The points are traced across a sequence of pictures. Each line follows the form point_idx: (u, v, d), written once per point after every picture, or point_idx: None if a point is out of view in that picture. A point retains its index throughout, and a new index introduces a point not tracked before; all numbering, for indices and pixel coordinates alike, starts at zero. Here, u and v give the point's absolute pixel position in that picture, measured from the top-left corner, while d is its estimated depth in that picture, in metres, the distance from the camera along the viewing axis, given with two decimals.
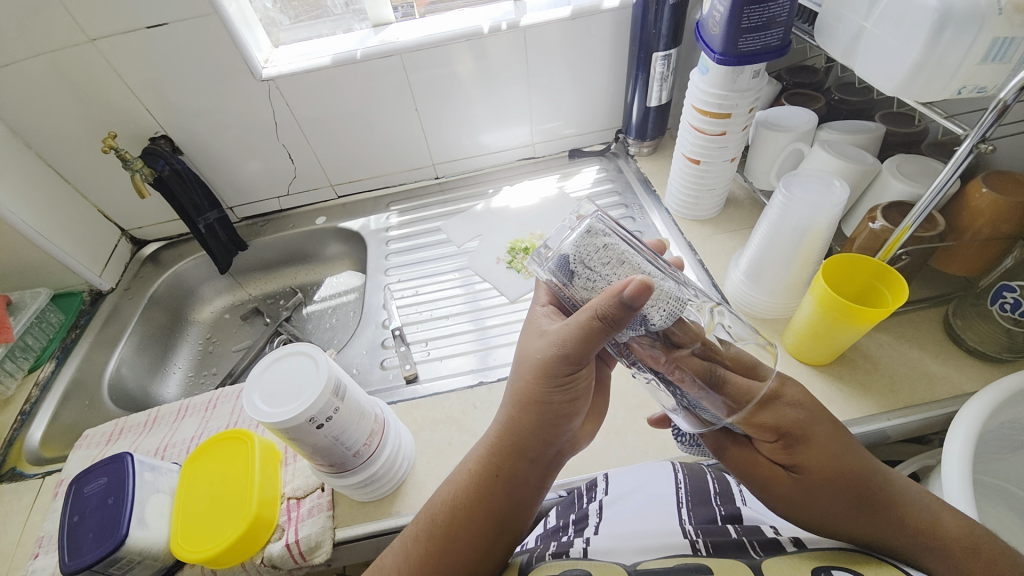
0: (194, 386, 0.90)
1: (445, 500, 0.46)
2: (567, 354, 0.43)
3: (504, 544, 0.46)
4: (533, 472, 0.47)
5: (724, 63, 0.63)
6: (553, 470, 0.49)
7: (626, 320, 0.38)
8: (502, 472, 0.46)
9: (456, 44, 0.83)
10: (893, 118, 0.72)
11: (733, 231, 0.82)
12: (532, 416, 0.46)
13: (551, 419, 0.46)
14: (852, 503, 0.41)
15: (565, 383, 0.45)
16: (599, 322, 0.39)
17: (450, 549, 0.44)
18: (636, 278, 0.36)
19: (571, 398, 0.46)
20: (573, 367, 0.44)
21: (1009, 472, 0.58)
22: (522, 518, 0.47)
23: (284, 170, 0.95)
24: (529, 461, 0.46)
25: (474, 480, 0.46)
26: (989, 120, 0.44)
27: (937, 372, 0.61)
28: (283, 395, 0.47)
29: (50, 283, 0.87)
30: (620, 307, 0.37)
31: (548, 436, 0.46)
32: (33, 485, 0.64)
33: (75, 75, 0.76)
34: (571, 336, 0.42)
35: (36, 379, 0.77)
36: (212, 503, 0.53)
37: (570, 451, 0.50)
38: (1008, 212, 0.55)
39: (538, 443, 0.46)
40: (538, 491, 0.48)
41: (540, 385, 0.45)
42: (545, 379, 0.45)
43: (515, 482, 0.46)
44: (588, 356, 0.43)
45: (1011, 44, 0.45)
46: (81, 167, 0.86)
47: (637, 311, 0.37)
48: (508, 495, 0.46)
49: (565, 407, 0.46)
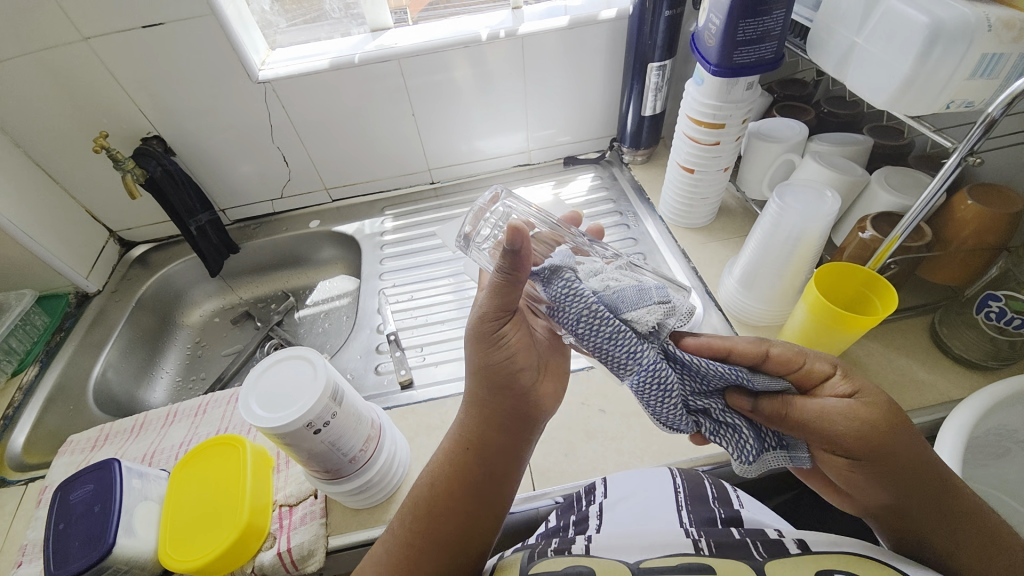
0: (182, 390, 0.88)
1: (425, 485, 0.47)
2: (486, 309, 0.45)
3: (486, 540, 0.46)
4: (497, 439, 0.46)
5: (719, 74, 0.64)
6: (525, 435, 0.47)
7: (522, 262, 0.41)
8: (472, 442, 0.46)
9: (454, 51, 0.84)
10: (880, 131, 0.74)
11: (726, 239, 0.83)
12: (479, 386, 0.47)
13: (498, 385, 0.46)
14: (907, 453, 0.41)
15: (499, 340, 0.46)
16: (500, 276, 0.42)
17: (432, 528, 0.45)
18: (509, 223, 0.39)
19: (510, 355, 0.46)
20: (497, 323, 0.45)
21: (998, 479, 0.59)
22: (494, 497, 0.47)
23: (278, 172, 0.94)
24: (490, 431, 0.46)
25: (448, 455, 0.47)
26: (977, 133, 0.46)
27: (926, 379, 0.62)
28: (280, 399, 0.46)
29: (36, 284, 0.85)
30: (506, 254, 0.40)
31: (504, 400, 0.46)
32: (15, 491, 0.63)
33: (66, 73, 0.74)
34: (487, 295, 0.45)
35: (19, 383, 0.75)
36: (201, 511, 0.52)
37: (540, 413, 0.48)
38: (993, 222, 0.57)
39: (493, 407, 0.46)
40: (514, 459, 0.47)
41: (477, 350, 0.46)
42: (479, 342, 0.46)
43: (485, 447, 0.46)
44: (511, 305, 0.45)
45: (999, 60, 0.46)
46: (69, 167, 0.84)
47: (522, 252, 0.40)
48: (479, 468, 0.46)
49: (506, 368, 0.46)
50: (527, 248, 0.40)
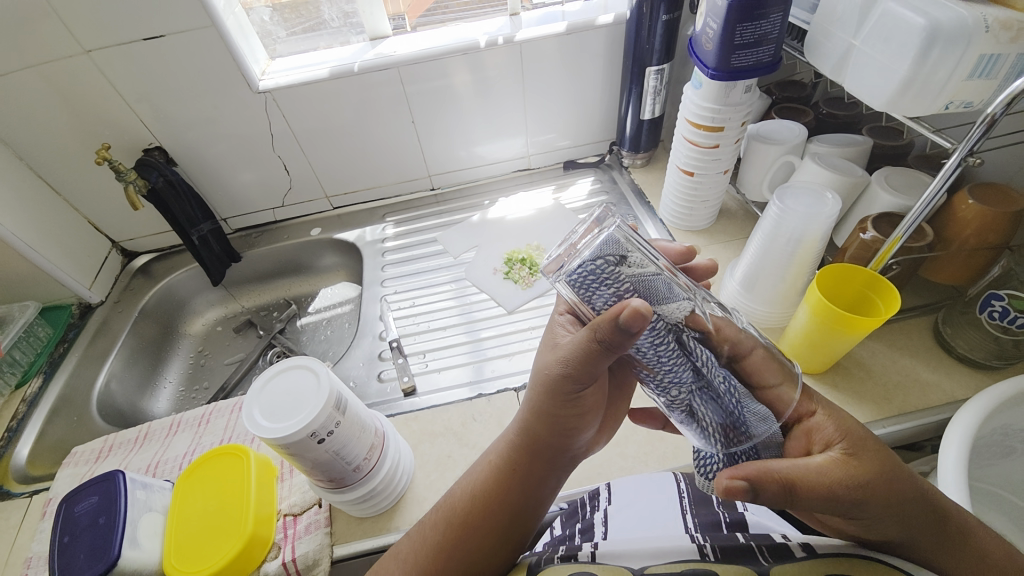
0: (185, 400, 0.88)
1: (467, 490, 0.48)
2: (573, 372, 0.42)
3: (511, 547, 0.47)
4: (543, 480, 0.47)
5: (717, 78, 0.65)
6: (566, 472, 0.50)
7: (629, 342, 0.37)
8: (518, 468, 0.47)
9: (453, 58, 0.84)
10: (880, 131, 0.74)
11: (727, 241, 0.83)
12: (538, 427, 0.46)
13: (558, 435, 0.46)
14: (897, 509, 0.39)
15: (575, 400, 0.44)
16: (599, 345, 0.39)
17: (464, 537, 0.45)
18: (630, 303, 0.35)
19: (580, 412, 0.45)
20: (578, 386, 0.43)
21: (1004, 478, 0.59)
22: (534, 514, 0.48)
23: (279, 181, 0.94)
24: (536, 464, 0.47)
25: (490, 472, 0.47)
26: (977, 133, 0.46)
27: (930, 379, 0.62)
28: (283, 409, 0.46)
29: (39, 296, 0.85)
30: (619, 331, 0.36)
31: (559, 447, 0.47)
32: (20, 504, 0.63)
33: (68, 86, 0.75)
34: (574, 359, 0.41)
35: (23, 396, 0.76)
36: (205, 523, 0.52)
37: (580, 455, 0.51)
38: (995, 221, 0.57)
39: (550, 453, 0.47)
40: (551, 493, 0.49)
41: (547, 402, 0.45)
42: (554, 398, 0.44)
43: (528, 485, 0.47)
44: (597, 371, 0.42)
45: (997, 60, 0.46)
46: (72, 179, 0.85)
47: (635, 335, 0.36)
48: (522, 494, 0.47)
49: (571, 422, 0.46)
50: (640, 331, 0.36)
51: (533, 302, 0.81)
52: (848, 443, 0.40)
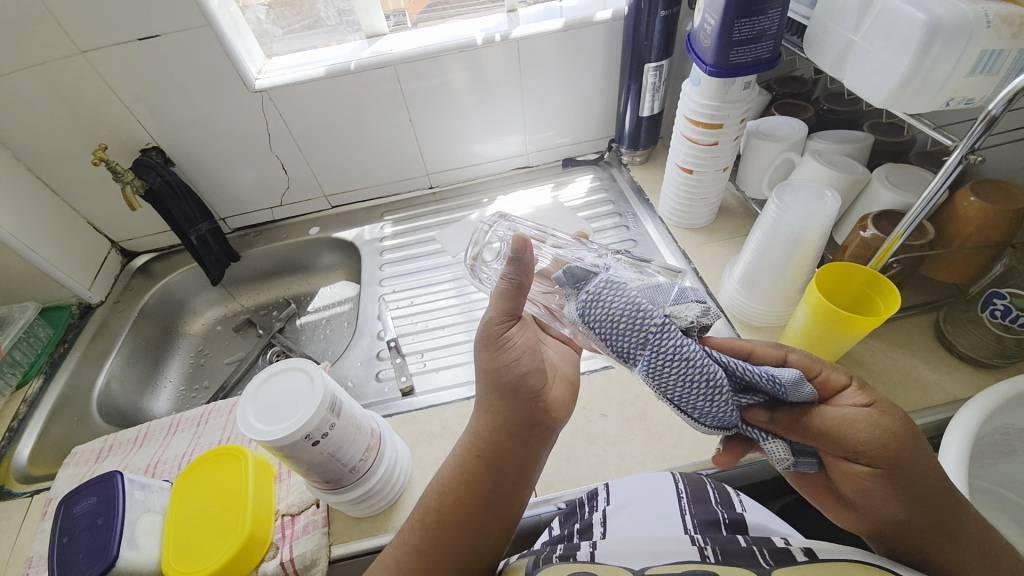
0: (185, 400, 0.89)
1: (436, 489, 0.47)
2: (493, 318, 0.47)
3: (493, 546, 0.46)
4: (507, 446, 0.46)
5: (715, 75, 0.64)
6: (532, 444, 0.47)
7: (523, 268, 0.45)
8: (481, 453, 0.46)
9: (450, 56, 0.84)
10: (882, 128, 0.73)
11: (727, 239, 0.83)
12: (487, 387, 0.47)
13: (506, 385, 0.46)
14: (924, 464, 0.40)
15: (508, 345, 0.47)
16: (505, 284, 0.46)
17: (442, 537, 0.45)
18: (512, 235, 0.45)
19: (519, 358, 0.47)
20: (505, 330, 0.47)
21: (1005, 478, 0.59)
22: (502, 497, 0.46)
23: (277, 180, 0.94)
24: (498, 432, 0.46)
25: (456, 465, 0.47)
26: (978, 130, 0.45)
27: (931, 378, 0.62)
28: (278, 412, 0.46)
29: (39, 297, 0.86)
30: (510, 263, 0.45)
31: (511, 406, 0.46)
32: (21, 504, 0.63)
33: (63, 87, 0.75)
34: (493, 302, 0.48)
35: (23, 396, 0.76)
36: (203, 523, 0.52)
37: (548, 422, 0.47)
38: (997, 219, 0.56)
39: (506, 415, 0.46)
40: (521, 466, 0.47)
41: (486, 355, 0.47)
42: (487, 347, 0.47)
43: (495, 459, 0.46)
44: (518, 313, 0.47)
45: (999, 57, 0.45)
46: (71, 180, 0.85)
47: (524, 258, 0.44)
48: (492, 479, 0.46)
49: (516, 373, 0.46)
50: (530, 255, 0.45)
51: None
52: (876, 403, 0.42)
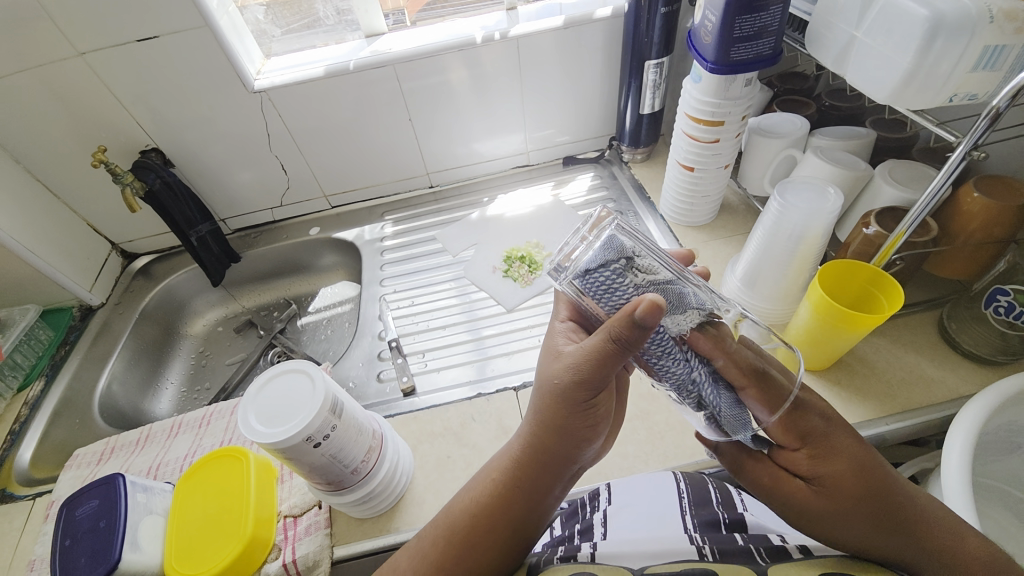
0: (187, 401, 0.89)
1: (467, 507, 0.47)
2: (585, 378, 0.41)
3: (510, 553, 0.46)
4: (553, 486, 0.47)
5: (716, 71, 0.64)
6: (571, 481, 0.49)
7: (642, 339, 0.37)
8: (522, 484, 0.46)
9: (448, 54, 0.83)
10: (884, 124, 0.72)
11: (728, 237, 0.82)
12: (547, 436, 0.45)
13: (567, 437, 0.45)
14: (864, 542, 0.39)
15: (587, 406, 0.43)
16: (612, 344, 0.38)
17: (467, 553, 0.45)
18: (647, 298, 0.35)
19: (592, 419, 0.44)
20: (590, 391, 0.42)
21: (1009, 474, 0.59)
22: (536, 521, 0.47)
23: (277, 180, 0.94)
24: (549, 475, 0.46)
25: (490, 490, 0.47)
26: (982, 126, 0.44)
27: (934, 375, 0.61)
28: (279, 414, 0.46)
29: (40, 299, 0.86)
30: (632, 327, 0.36)
31: (567, 457, 0.46)
32: (23, 507, 0.63)
33: (62, 89, 0.75)
34: (587, 357, 0.40)
35: (25, 399, 0.76)
36: (205, 524, 0.52)
37: (587, 464, 0.50)
38: (1001, 215, 0.56)
39: (560, 462, 0.46)
40: (557, 498, 0.48)
41: (555, 411, 0.43)
42: (565, 406, 0.43)
43: (536, 494, 0.46)
44: (607, 376, 0.41)
45: (1002, 52, 0.45)
46: (70, 182, 0.85)
47: (650, 330, 0.36)
48: (523, 508, 0.46)
49: (582, 428, 0.45)
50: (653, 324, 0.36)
51: (533, 300, 0.80)
52: (821, 479, 0.40)
